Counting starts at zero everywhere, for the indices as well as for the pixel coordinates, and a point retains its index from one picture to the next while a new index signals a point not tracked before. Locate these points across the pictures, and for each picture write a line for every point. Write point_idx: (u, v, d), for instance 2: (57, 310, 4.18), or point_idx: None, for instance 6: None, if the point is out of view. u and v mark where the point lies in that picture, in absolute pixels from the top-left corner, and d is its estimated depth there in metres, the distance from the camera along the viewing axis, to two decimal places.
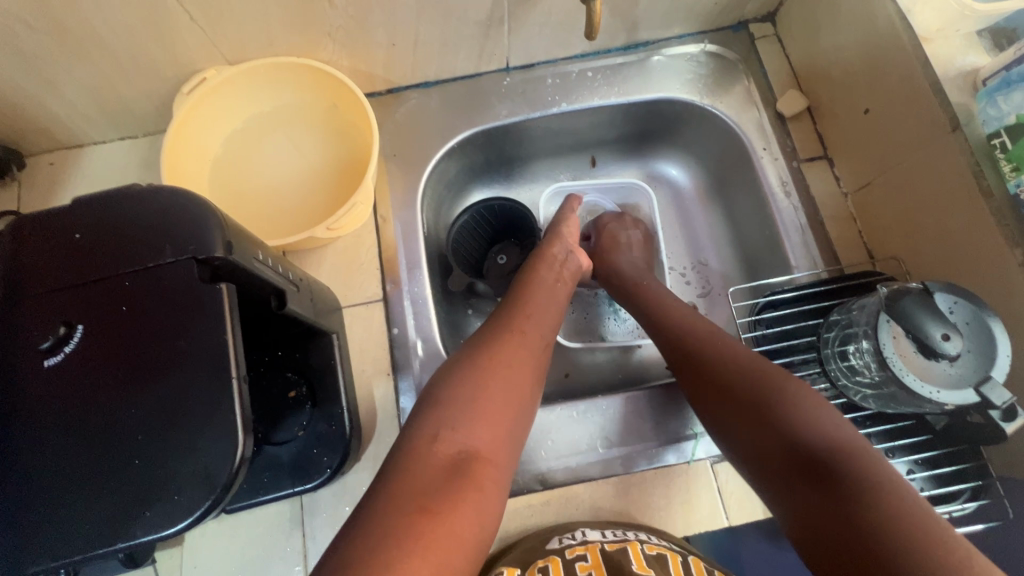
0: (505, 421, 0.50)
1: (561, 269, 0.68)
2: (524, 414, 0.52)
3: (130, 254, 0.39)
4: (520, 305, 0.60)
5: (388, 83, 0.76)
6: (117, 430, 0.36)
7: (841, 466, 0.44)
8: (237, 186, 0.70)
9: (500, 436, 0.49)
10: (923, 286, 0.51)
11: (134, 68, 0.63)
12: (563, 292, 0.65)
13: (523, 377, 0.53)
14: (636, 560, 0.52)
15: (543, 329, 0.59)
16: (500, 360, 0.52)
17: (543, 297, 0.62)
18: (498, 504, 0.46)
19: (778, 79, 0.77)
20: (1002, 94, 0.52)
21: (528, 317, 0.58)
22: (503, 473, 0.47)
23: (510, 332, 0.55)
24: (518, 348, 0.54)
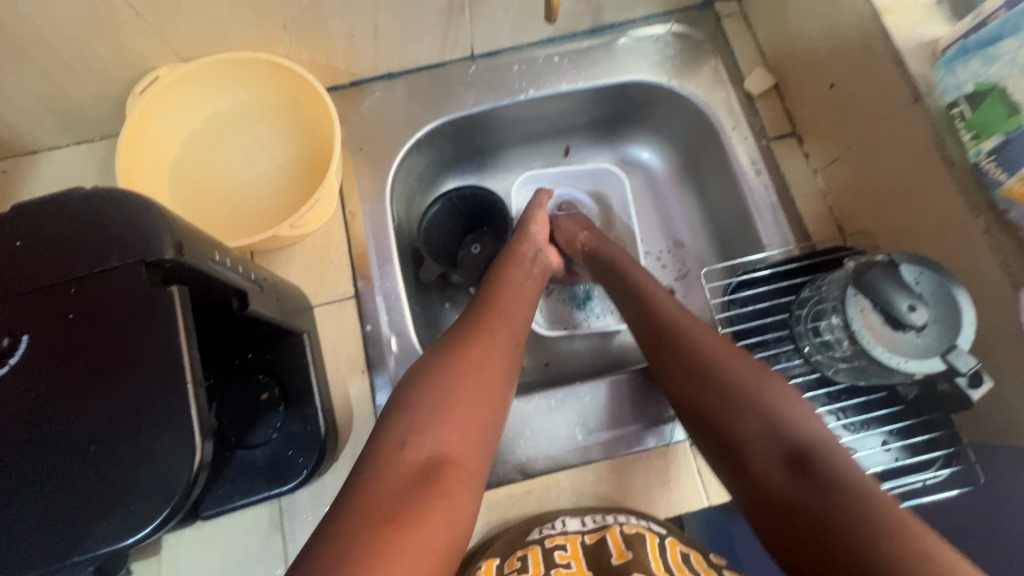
0: (474, 416, 0.50)
1: (531, 268, 0.67)
2: (498, 410, 0.52)
3: (75, 260, 0.37)
4: (491, 304, 0.59)
5: (351, 76, 0.74)
6: (70, 442, 0.35)
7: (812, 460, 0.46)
8: (199, 186, 0.69)
9: (471, 433, 0.49)
10: (888, 259, 0.51)
11: (82, 69, 0.61)
12: (535, 290, 0.65)
13: (495, 375, 0.53)
14: (614, 546, 0.52)
15: (515, 326, 0.58)
16: (472, 361, 0.52)
17: (513, 295, 0.61)
18: (475, 494, 0.47)
19: (745, 57, 0.76)
20: (960, 62, 0.51)
21: (500, 317, 0.58)
22: (472, 467, 0.47)
23: (481, 331, 0.55)
24: (493, 347, 0.54)
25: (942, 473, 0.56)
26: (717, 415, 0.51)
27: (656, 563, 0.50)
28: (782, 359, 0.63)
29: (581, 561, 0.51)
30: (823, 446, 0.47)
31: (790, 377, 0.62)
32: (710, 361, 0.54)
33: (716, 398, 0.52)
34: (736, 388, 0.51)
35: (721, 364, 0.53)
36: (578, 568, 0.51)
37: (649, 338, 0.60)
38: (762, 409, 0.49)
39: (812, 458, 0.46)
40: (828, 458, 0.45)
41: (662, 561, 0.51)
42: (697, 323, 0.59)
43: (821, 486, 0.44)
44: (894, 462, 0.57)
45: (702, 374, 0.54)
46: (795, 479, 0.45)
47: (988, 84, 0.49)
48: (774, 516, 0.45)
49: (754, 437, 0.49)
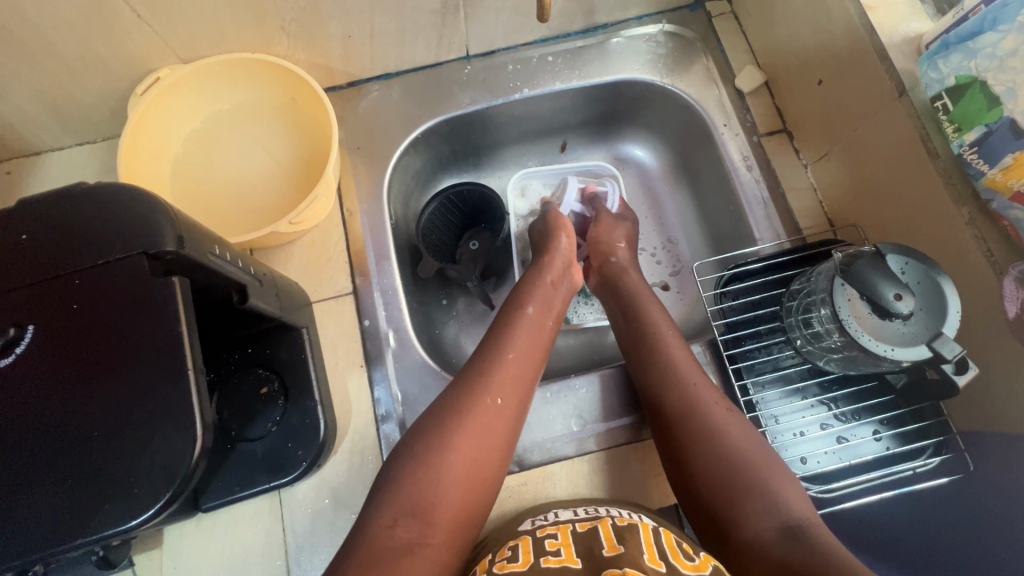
0: (463, 486, 0.51)
1: (553, 305, 0.66)
2: (490, 478, 0.53)
3: (80, 252, 0.38)
4: (488, 360, 0.58)
5: (348, 77, 0.76)
6: (74, 428, 0.36)
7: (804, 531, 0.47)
8: (199, 185, 0.70)
9: (458, 502, 0.50)
10: (875, 250, 0.52)
11: (84, 70, 0.62)
12: (548, 334, 0.64)
13: (490, 450, 0.53)
14: (606, 539, 0.50)
15: (523, 384, 0.57)
16: (466, 435, 0.52)
17: (523, 344, 0.60)
18: (452, 559, 0.49)
19: (736, 55, 0.78)
20: (942, 57, 0.52)
21: (509, 379, 0.57)
22: (454, 535, 0.49)
23: (480, 397, 0.54)
24: (496, 421, 0.54)
25: (932, 461, 0.57)
26: (713, 477, 0.53)
27: (648, 550, 0.48)
28: (774, 350, 0.65)
29: (571, 548, 0.49)
30: (811, 517, 0.49)
31: (782, 368, 0.65)
32: (708, 423, 0.56)
33: (714, 461, 0.53)
34: (733, 452, 0.53)
35: (718, 427, 0.55)
36: (568, 554, 0.49)
37: (646, 387, 0.61)
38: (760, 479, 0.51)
39: (802, 527, 0.48)
40: (817, 529, 0.47)
41: (654, 548, 0.49)
42: (697, 378, 0.60)
43: (811, 552, 0.45)
44: (885, 451, 0.59)
45: (700, 434, 0.55)
46: (788, 546, 0.47)
47: (969, 77, 0.50)
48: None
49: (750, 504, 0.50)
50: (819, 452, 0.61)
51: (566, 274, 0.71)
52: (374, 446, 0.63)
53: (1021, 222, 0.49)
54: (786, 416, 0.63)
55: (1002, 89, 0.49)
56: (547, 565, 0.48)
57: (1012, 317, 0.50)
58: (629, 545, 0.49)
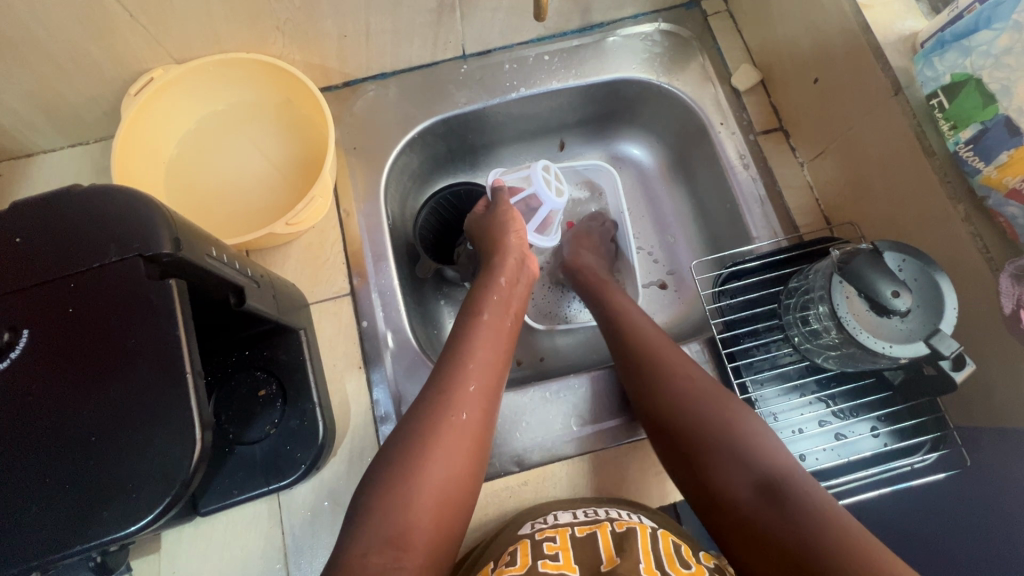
0: (437, 509, 0.50)
1: (510, 305, 0.65)
2: (461, 497, 0.52)
3: (75, 255, 0.38)
4: (449, 376, 0.56)
5: (344, 76, 0.75)
6: (71, 433, 0.35)
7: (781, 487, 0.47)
8: (194, 186, 0.69)
9: (434, 521, 0.49)
10: (872, 247, 0.52)
11: (77, 71, 0.62)
12: (503, 341, 0.62)
13: (456, 470, 0.52)
14: (604, 547, 0.50)
15: (482, 398, 0.56)
16: (434, 453, 0.51)
17: (482, 353, 0.59)
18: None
19: (732, 53, 0.78)
20: (937, 55, 0.53)
21: (471, 394, 0.55)
22: (431, 555, 0.48)
23: (446, 414, 0.53)
24: (459, 439, 0.53)
25: (930, 457, 0.57)
26: (689, 436, 0.53)
27: (646, 559, 0.48)
28: (772, 347, 0.65)
29: (570, 552, 0.50)
30: (787, 468, 0.49)
31: (780, 366, 0.64)
32: (684, 385, 0.56)
33: (688, 419, 0.54)
34: (707, 410, 0.54)
35: (694, 388, 0.56)
36: (565, 560, 0.49)
37: (624, 358, 0.62)
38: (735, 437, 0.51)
39: (776, 481, 0.48)
40: (791, 482, 0.48)
41: (652, 555, 0.49)
42: (670, 347, 0.61)
43: (787, 508, 0.46)
44: (882, 447, 0.59)
45: (676, 396, 0.56)
46: (762, 499, 0.47)
47: (964, 75, 0.50)
48: (742, 535, 0.47)
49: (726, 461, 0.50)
50: (817, 449, 0.61)
51: (520, 267, 0.70)
52: (373, 448, 0.63)
53: (1016, 219, 0.49)
54: (785, 413, 0.63)
55: (997, 86, 0.49)
56: (544, 570, 0.47)
57: (1008, 313, 0.50)
58: (628, 555, 0.49)
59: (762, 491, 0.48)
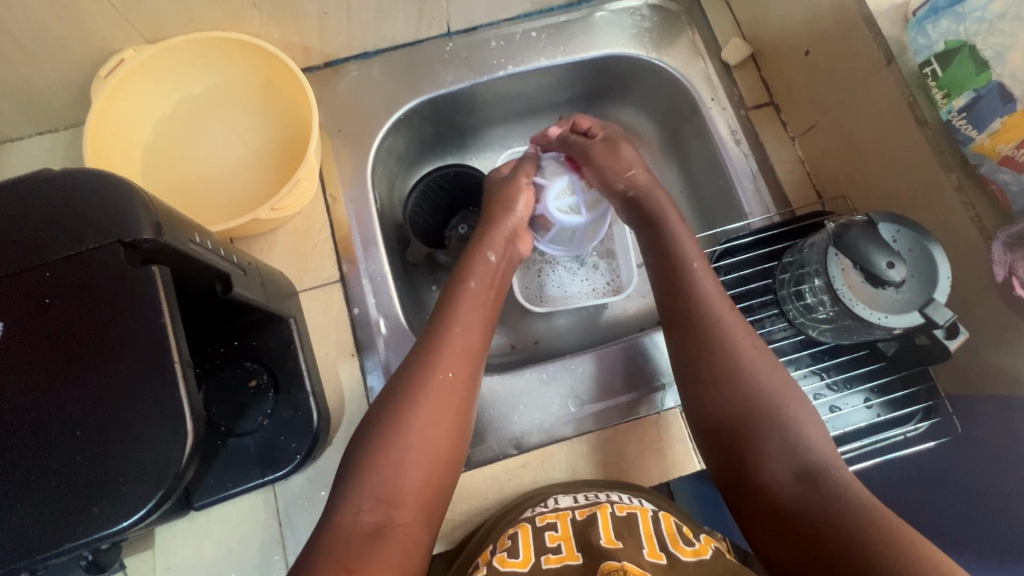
0: (432, 483, 0.50)
1: (494, 275, 0.64)
2: (448, 457, 0.52)
3: (45, 245, 0.36)
4: (440, 330, 0.57)
5: (325, 56, 0.72)
6: (58, 425, 0.34)
7: (828, 481, 0.47)
8: (171, 173, 0.67)
9: (428, 476, 0.50)
10: (867, 219, 0.52)
11: (45, 54, 0.59)
12: (489, 304, 0.61)
13: (443, 428, 0.52)
14: (604, 532, 0.48)
15: (468, 358, 0.56)
16: (422, 407, 0.51)
17: (469, 316, 0.59)
18: (425, 537, 0.48)
19: (721, 27, 0.76)
20: (930, 22, 0.52)
21: (454, 353, 0.55)
22: (418, 515, 0.48)
23: (432, 374, 0.53)
24: (444, 395, 0.53)
25: (921, 426, 0.59)
26: (733, 416, 0.52)
27: (649, 544, 0.47)
28: (767, 323, 0.65)
29: (571, 542, 0.48)
30: (828, 461, 0.48)
31: (775, 341, 0.64)
32: (739, 357, 0.53)
33: (736, 400, 0.52)
34: (757, 391, 0.52)
35: (750, 369, 0.53)
36: (567, 550, 0.47)
37: (677, 313, 0.57)
38: (781, 426, 0.50)
39: (819, 474, 0.47)
40: (835, 476, 0.47)
41: (654, 539, 0.48)
42: (732, 312, 0.56)
43: (827, 500, 0.45)
44: (875, 418, 0.59)
45: (728, 374, 0.53)
46: (802, 487, 0.47)
47: (958, 41, 0.50)
48: (770, 516, 0.48)
49: (772, 453, 0.50)
50: None
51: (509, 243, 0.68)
52: (363, 406, 0.63)
53: (1008, 186, 0.50)
54: None
55: (991, 52, 0.48)
56: (548, 566, 0.46)
57: (1001, 281, 0.50)
58: (628, 539, 0.47)
59: (802, 478, 0.48)
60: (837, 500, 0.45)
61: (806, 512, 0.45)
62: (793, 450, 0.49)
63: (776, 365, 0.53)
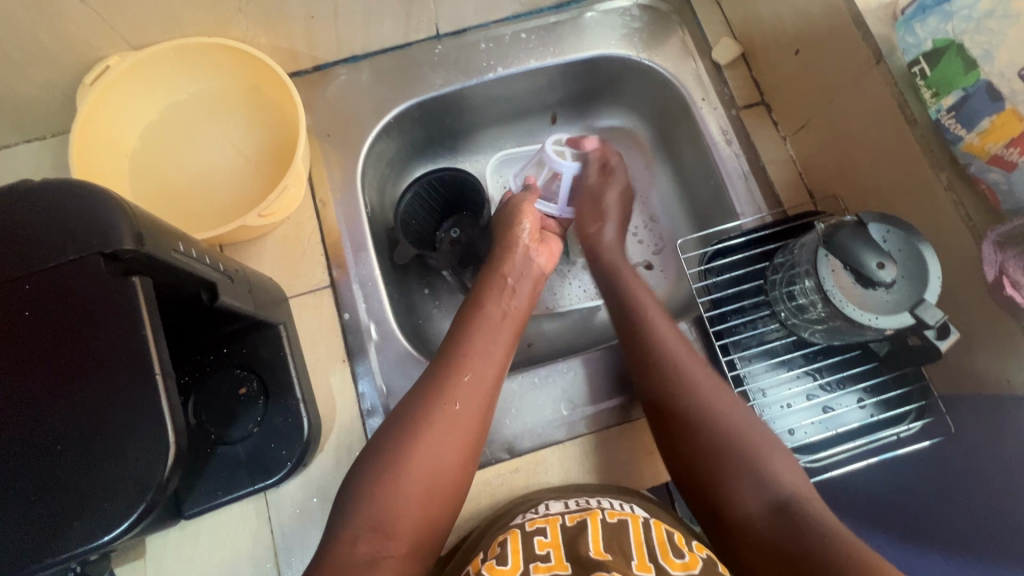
0: (423, 489, 0.50)
1: (510, 301, 0.64)
2: (454, 487, 0.52)
3: (24, 256, 0.36)
4: (454, 359, 0.56)
5: (313, 60, 0.72)
6: (38, 438, 0.34)
7: (802, 512, 0.49)
8: (160, 179, 0.66)
9: (433, 507, 0.50)
10: (856, 220, 0.52)
11: (28, 62, 0.58)
12: (510, 329, 0.62)
13: (452, 459, 0.52)
14: (594, 543, 0.48)
15: (486, 392, 0.55)
16: (426, 441, 0.51)
17: (484, 341, 0.59)
18: (419, 567, 0.49)
19: (712, 27, 0.76)
20: (918, 21, 0.52)
21: (466, 384, 0.55)
22: (414, 545, 0.49)
23: (438, 407, 0.53)
24: (451, 428, 0.52)
25: (915, 426, 0.58)
26: (708, 454, 0.54)
27: (638, 555, 0.47)
28: (759, 324, 0.64)
29: (561, 550, 0.48)
30: (799, 493, 0.51)
31: (768, 342, 0.64)
32: (705, 400, 0.56)
33: (707, 438, 0.54)
34: (726, 430, 0.54)
35: (715, 409, 0.56)
36: (556, 559, 0.47)
37: (641, 363, 0.60)
38: (751, 461, 0.52)
39: (792, 504, 0.50)
40: (806, 506, 0.49)
41: (644, 549, 0.48)
42: (693, 355, 0.60)
43: (802, 532, 0.47)
44: (869, 418, 0.59)
45: (697, 415, 0.56)
46: (776, 521, 0.49)
47: (946, 40, 0.50)
48: (753, 549, 0.49)
49: (747, 491, 0.52)
50: (805, 423, 0.61)
51: (523, 260, 0.68)
52: (362, 441, 0.62)
53: (998, 185, 0.50)
54: (771, 389, 0.63)
55: (979, 51, 0.48)
56: (537, 574, 0.46)
57: (990, 280, 0.50)
58: (617, 551, 0.47)
59: (776, 511, 0.50)
60: (811, 530, 0.47)
61: (784, 544, 0.47)
62: (764, 484, 0.51)
63: (738, 402, 0.56)
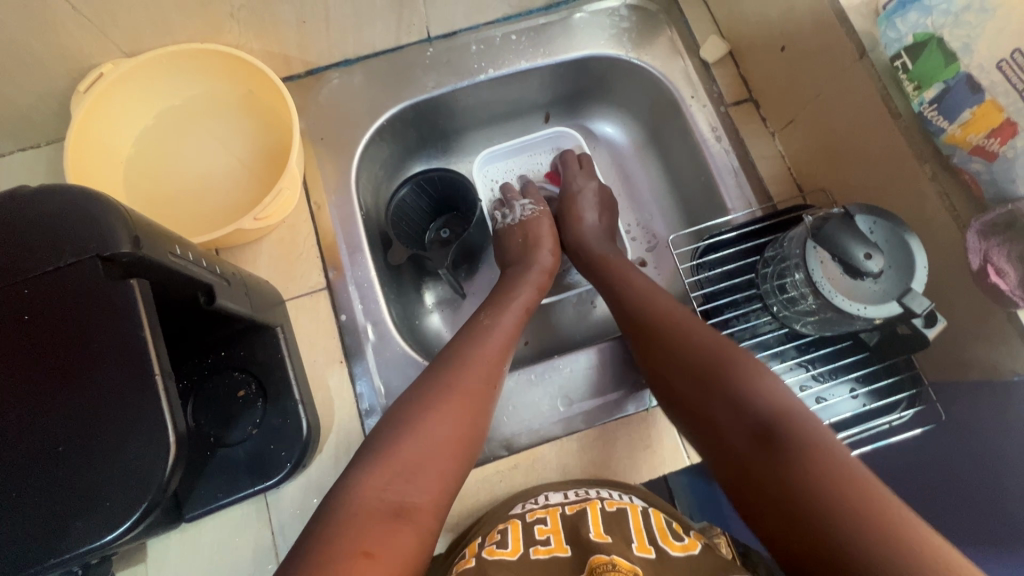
0: None
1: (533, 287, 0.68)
2: (474, 442, 0.52)
3: (22, 260, 0.36)
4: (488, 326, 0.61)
5: (306, 65, 0.73)
6: (37, 442, 0.34)
7: (784, 433, 0.45)
8: (155, 186, 0.67)
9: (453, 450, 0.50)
10: (843, 211, 0.53)
11: (24, 71, 0.59)
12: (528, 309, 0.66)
13: (472, 408, 0.53)
14: (594, 525, 0.48)
15: (503, 336, 0.60)
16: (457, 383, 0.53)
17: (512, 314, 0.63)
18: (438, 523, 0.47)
19: (699, 25, 0.77)
20: (899, 16, 0.53)
21: (491, 348, 0.58)
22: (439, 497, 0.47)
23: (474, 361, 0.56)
24: (482, 382, 0.55)
25: (907, 414, 0.59)
26: (688, 389, 0.52)
27: (638, 539, 0.47)
28: (752, 317, 0.65)
29: (560, 535, 0.49)
30: (786, 413, 0.46)
31: (760, 335, 0.65)
32: (685, 338, 0.55)
33: (688, 383, 0.52)
34: (705, 363, 0.52)
35: (694, 346, 0.54)
36: (557, 543, 0.48)
37: (630, 321, 0.61)
38: (729, 390, 0.49)
39: (771, 424, 0.46)
40: (787, 425, 0.45)
41: (644, 534, 0.49)
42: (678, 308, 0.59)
43: (780, 456, 0.44)
44: (861, 407, 0.60)
45: (678, 353, 0.54)
46: (754, 445, 0.46)
47: (925, 35, 0.51)
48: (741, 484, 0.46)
49: (731, 421, 0.48)
50: None
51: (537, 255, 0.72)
52: (360, 438, 0.62)
53: (980, 175, 0.51)
54: None
55: (958, 44, 0.49)
56: (537, 556, 0.47)
57: (975, 269, 0.51)
58: (617, 534, 0.47)
59: (757, 434, 0.46)
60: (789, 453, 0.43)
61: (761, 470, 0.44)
62: (743, 409, 0.48)
63: (722, 338, 0.54)
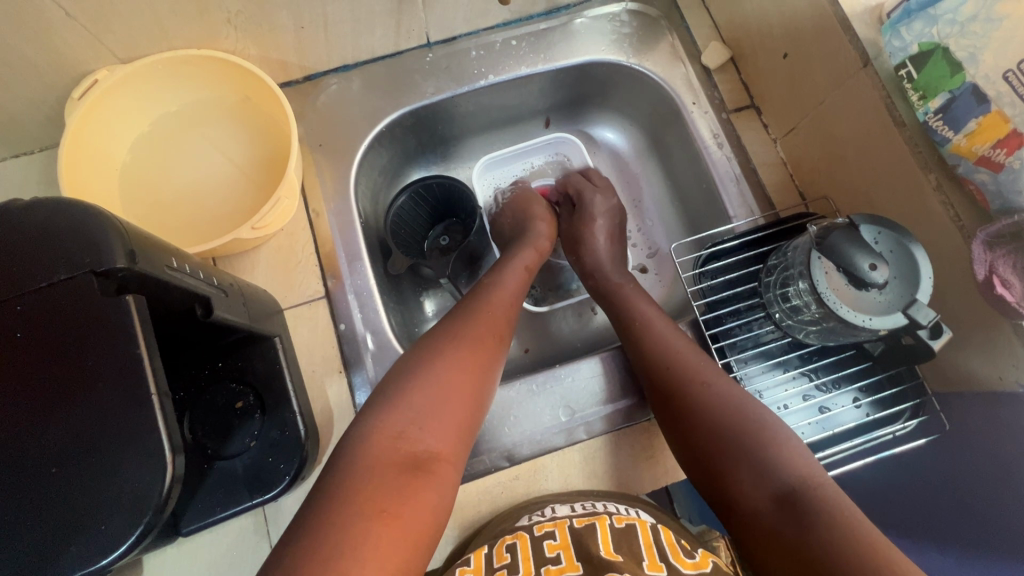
0: None
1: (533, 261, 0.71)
2: (480, 411, 0.54)
3: (15, 275, 0.35)
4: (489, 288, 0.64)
5: (304, 70, 0.72)
6: (31, 463, 0.33)
7: (808, 499, 0.47)
8: (150, 192, 0.66)
9: (455, 435, 0.51)
10: (848, 221, 0.53)
11: (17, 78, 0.58)
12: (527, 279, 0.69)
13: (476, 368, 0.55)
14: (603, 542, 0.49)
15: (506, 307, 0.62)
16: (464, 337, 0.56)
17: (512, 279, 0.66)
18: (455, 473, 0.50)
19: (700, 31, 0.77)
20: (904, 24, 0.53)
21: (494, 314, 0.61)
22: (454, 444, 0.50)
23: (478, 322, 0.59)
24: (484, 341, 0.57)
25: (910, 424, 0.58)
26: (709, 444, 0.52)
27: (648, 556, 0.48)
28: (754, 326, 0.65)
29: (571, 551, 0.49)
30: (808, 479, 0.48)
31: (763, 343, 0.65)
32: (705, 392, 0.55)
33: (708, 438, 0.53)
34: (727, 422, 0.53)
35: (715, 402, 0.54)
36: (568, 560, 0.48)
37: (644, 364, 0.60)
38: (753, 451, 0.50)
39: (796, 492, 0.47)
40: (812, 492, 0.47)
41: (655, 550, 0.49)
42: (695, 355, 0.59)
43: (807, 524, 0.45)
44: (864, 418, 0.60)
45: (697, 408, 0.54)
46: (780, 511, 0.47)
47: (930, 44, 0.50)
48: (762, 544, 0.47)
49: (754, 485, 0.49)
50: (802, 424, 0.61)
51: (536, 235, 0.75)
52: (350, 412, 0.62)
53: (986, 186, 0.50)
54: (769, 391, 0.63)
55: (964, 54, 0.49)
56: None
57: (981, 280, 0.51)
58: (627, 553, 0.48)
59: (781, 499, 0.47)
60: (815, 522, 0.45)
61: (786, 536, 0.46)
62: (767, 473, 0.49)
63: (741, 393, 0.55)
